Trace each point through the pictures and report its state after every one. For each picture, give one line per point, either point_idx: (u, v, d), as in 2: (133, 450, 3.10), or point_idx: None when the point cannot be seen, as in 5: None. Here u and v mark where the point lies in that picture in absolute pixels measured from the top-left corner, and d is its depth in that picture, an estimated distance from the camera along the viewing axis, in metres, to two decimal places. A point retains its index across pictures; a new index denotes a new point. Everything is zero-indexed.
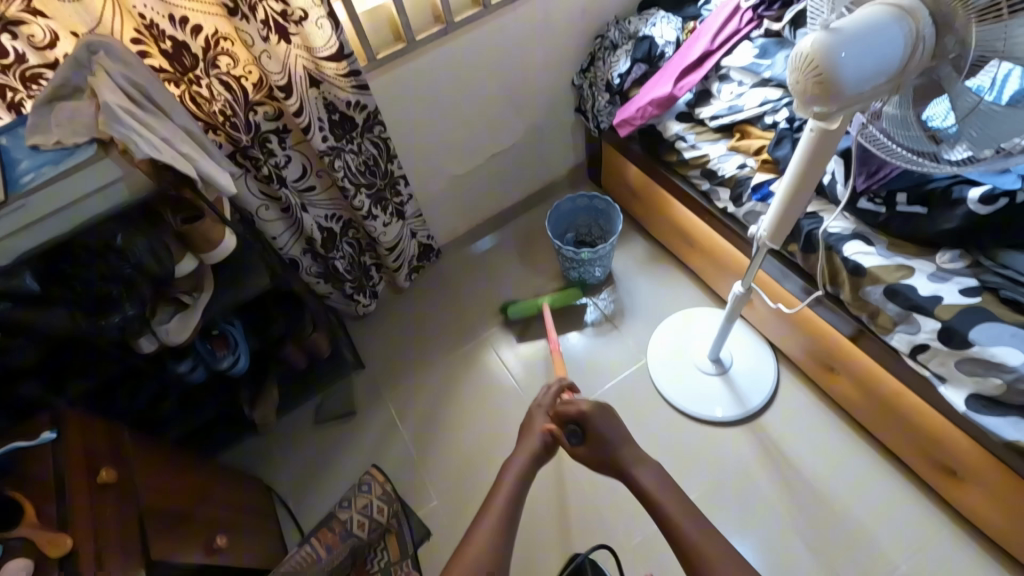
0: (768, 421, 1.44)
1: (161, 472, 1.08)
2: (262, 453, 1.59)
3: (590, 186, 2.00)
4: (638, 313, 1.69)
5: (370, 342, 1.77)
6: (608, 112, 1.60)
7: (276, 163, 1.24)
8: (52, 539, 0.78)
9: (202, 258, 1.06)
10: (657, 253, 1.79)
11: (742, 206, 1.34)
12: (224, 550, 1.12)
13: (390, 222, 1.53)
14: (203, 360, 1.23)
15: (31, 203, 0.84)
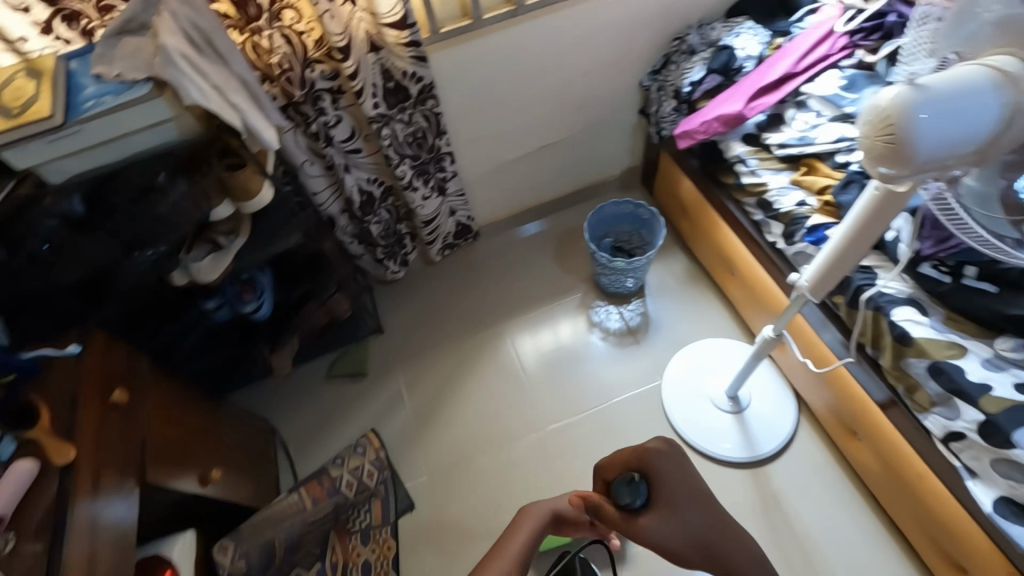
0: (774, 470, 1.38)
1: (168, 401, 1.14)
2: (274, 397, 1.66)
3: (641, 192, 1.94)
4: (663, 332, 1.63)
5: (393, 309, 1.80)
6: (671, 120, 1.53)
7: (326, 122, 1.24)
8: (57, 447, 0.83)
9: (240, 206, 1.09)
10: (695, 274, 1.72)
11: (793, 244, 1.27)
12: (217, 484, 1.18)
13: (430, 196, 1.53)
14: (229, 302, 1.30)
15: (86, 130, 0.88)
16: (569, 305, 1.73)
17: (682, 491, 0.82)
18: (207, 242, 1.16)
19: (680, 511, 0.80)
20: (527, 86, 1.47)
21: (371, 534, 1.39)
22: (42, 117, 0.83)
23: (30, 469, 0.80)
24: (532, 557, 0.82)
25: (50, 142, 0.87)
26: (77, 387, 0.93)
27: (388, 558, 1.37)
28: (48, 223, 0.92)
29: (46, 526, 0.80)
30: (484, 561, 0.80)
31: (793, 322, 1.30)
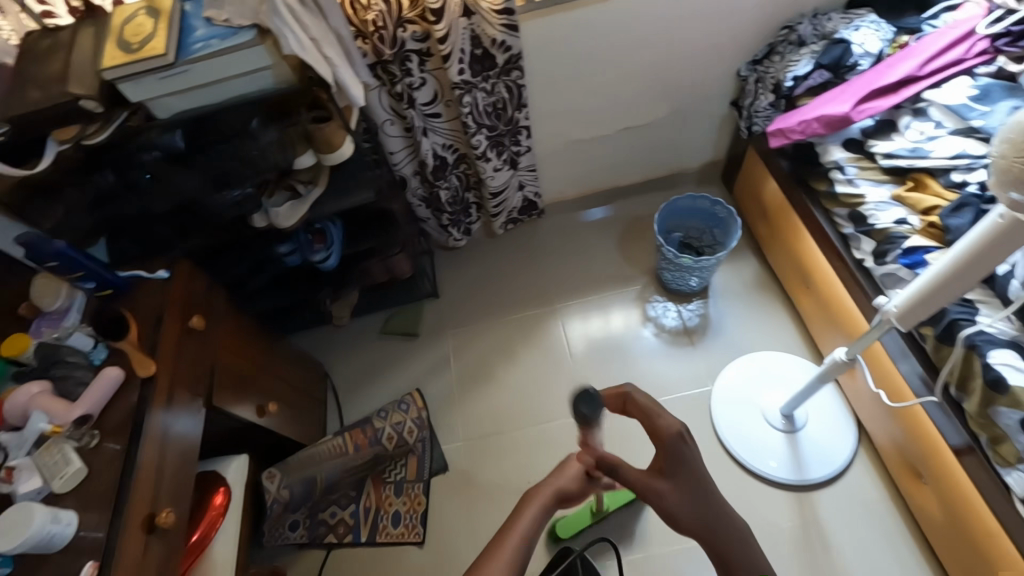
0: (820, 498, 1.31)
1: (239, 333, 1.22)
2: (329, 344, 1.74)
3: (719, 189, 1.84)
4: (722, 337, 1.56)
5: (451, 276, 1.83)
6: (765, 115, 1.44)
7: (410, 83, 1.25)
8: (142, 360, 0.91)
9: (321, 158, 1.12)
10: (765, 282, 1.63)
11: (883, 264, 1.16)
12: (272, 416, 1.27)
13: (501, 169, 1.52)
14: (301, 249, 1.36)
15: (194, 70, 0.92)
16: (626, 296, 1.69)
17: (697, 471, 0.80)
18: (287, 189, 1.23)
19: (693, 496, 0.79)
20: (615, 65, 1.41)
21: (404, 487, 1.45)
22: (156, 54, 0.89)
23: (116, 375, 0.90)
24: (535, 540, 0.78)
25: (160, 79, 0.92)
26: (163, 309, 1.01)
27: (417, 513, 1.42)
28: (151, 154, 0.99)
29: (125, 425, 0.88)
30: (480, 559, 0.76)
31: (873, 349, 1.22)
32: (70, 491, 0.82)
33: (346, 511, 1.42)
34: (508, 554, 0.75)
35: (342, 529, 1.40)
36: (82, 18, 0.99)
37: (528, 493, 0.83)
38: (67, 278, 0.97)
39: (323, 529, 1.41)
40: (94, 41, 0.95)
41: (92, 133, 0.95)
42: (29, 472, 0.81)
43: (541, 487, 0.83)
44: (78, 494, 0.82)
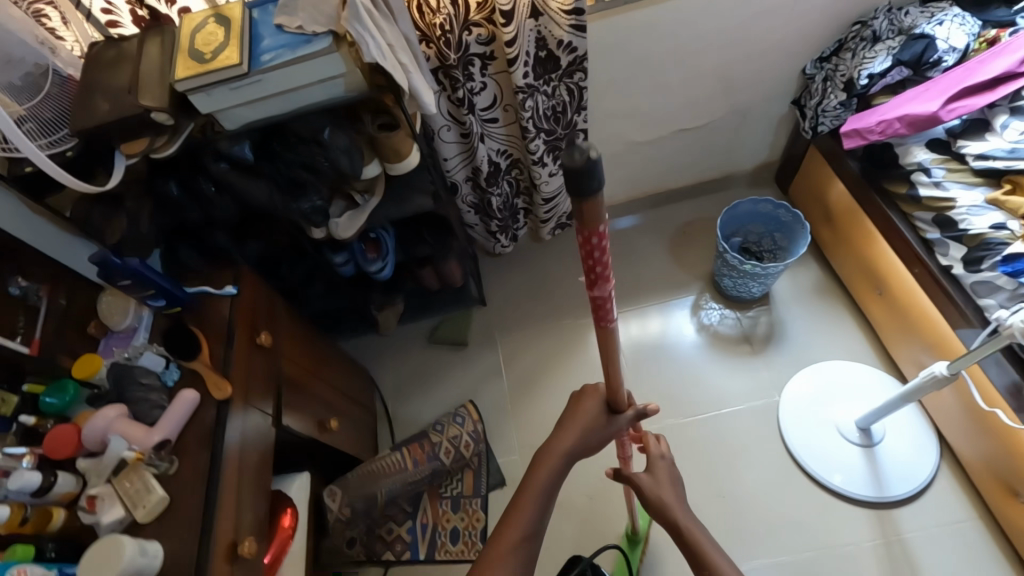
0: (902, 517, 1.25)
1: (302, 346, 1.20)
2: (375, 354, 1.70)
3: (774, 190, 1.78)
4: (787, 346, 1.51)
5: (497, 282, 1.78)
6: (834, 114, 1.36)
7: (472, 88, 1.21)
8: (216, 381, 0.88)
9: (387, 167, 1.08)
10: (828, 287, 1.57)
11: (975, 272, 1.12)
12: (334, 432, 1.23)
13: (556, 173, 1.47)
14: (355, 259, 1.32)
15: (265, 80, 0.89)
16: (682, 301, 1.64)
17: (670, 471, 0.97)
18: (343, 198, 1.19)
19: (670, 488, 0.95)
20: (678, 65, 1.36)
21: (461, 503, 1.42)
22: (231, 64, 0.85)
23: (192, 397, 0.86)
24: (545, 508, 0.88)
25: (232, 89, 0.89)
26: (233, 327, 0.97)
27: (476, 530, 1.38)
28: (220, 166, 0.96)
29: (204, 449, 0.84)
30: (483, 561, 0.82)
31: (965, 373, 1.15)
32: (152, 520, 0.79)
33: (403, 527, 1.39)
34: (519, 533, 0.84)
35: (400, 546, 1.37)
36: (148, 28, 0.95)
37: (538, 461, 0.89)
38: (134, 296, 0.92)
39: (381, 545, 1.37)
40: (163, 51, 0.92)
41: (161, 145, 0.92)
42: (112, 499, 0.78)
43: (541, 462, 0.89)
44: (161, 524, 0.79)
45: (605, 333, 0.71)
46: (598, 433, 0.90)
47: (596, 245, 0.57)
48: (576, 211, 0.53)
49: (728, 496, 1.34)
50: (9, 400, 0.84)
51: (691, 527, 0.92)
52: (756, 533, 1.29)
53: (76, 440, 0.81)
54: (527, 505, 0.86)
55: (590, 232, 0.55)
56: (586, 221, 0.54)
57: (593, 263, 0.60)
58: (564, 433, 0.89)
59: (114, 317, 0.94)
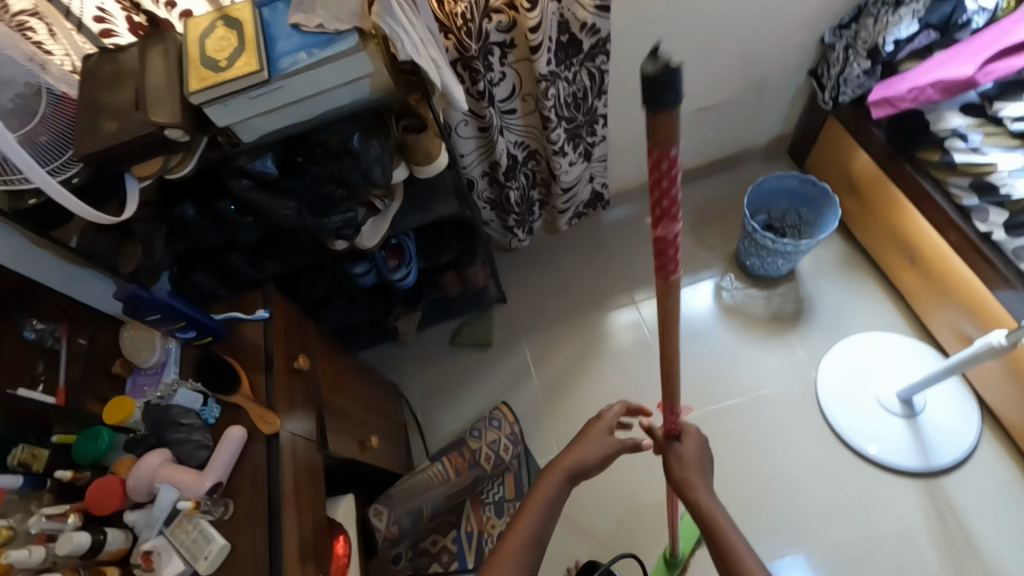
0: (950, 484, 1.26)
1: (337, 362, 1.18)
2: (397, 363, 1.65)
3: (789, 164, 1.75)
4: (819, 322, 1.49)
5: (516, 277, 1.74)
6: (856, 83, 1.34)
7: (491, 79, 1.14)
8: (263, 415, 0.82)
9: (412, 168, 1.03)
10: (853, 260, 1.56)
11: (1019, 237, 1.11)
12: (374, 450, 1.19)
13: (576, 162, 1.42)
14: (377, 267, 1.28)
15: (287, 87, 0.82)
16: (705, 280, 1.61)
17: (698, 456, 0.93)
18: None
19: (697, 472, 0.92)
20: (698, 42, 1.32)
21: (505, 507, 1.39)
22: (253, 71, 0.78)
23: (241, 433, 0.81)
24: (551, 519, 0.88)
25: (251, 99, 0.81)
26: (270, 354, 0.92)
27: None
28: (241, 183, 0.89)
29: (259, 488, 0.79)
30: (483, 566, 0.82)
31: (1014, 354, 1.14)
32: (215, 569, 0.74)
33: (448, 538, 1.36)
34: (521, 541, 0.83)
35: (446, 558, 1.34)
36: (148, 37, 0.87)
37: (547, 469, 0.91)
38: (162, 330, 0.86)
39: (426, 558, 1.33)
40: (169, 61, 0.83)
41: (176, 164, 0.85)
42: (169, 552, 0.73)
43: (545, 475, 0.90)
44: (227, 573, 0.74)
45: (667, 289, 0.59)
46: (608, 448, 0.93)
47: (664, 177, 0.47)
48: (646, 127, 0.44)
49: (774, 478, 1.33)
50: (41, 454, 0.77)
51: (713, 508, 0.89)
52: (805, 511, 1.29)
53: (122, 492, 0.75)
54: (532, 514, 0.86)
55: (661, 155, 0.44)
56: (659, 138, 0.44)
57: (654, 203, 0.50)
58: (578, 449, 0.92)
59: (142, 354, 0.88)
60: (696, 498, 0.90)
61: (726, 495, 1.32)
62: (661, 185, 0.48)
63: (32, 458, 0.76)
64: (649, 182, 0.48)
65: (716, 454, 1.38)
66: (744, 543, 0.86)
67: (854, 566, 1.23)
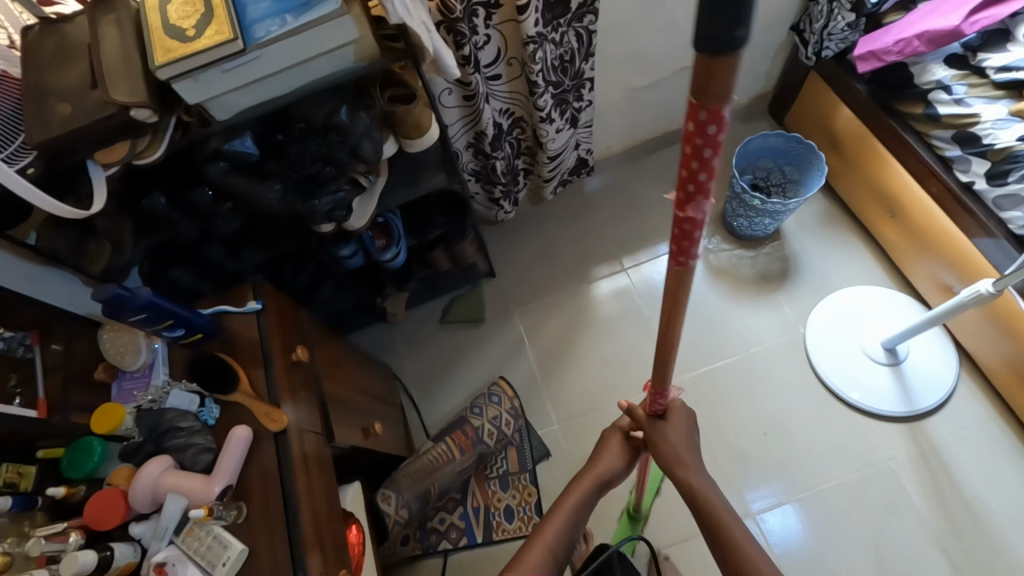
0: (931, 425, 1.33)
1: (333, 348, 1.15)
2: (388, 344, 1.62)
3: (769, 122, 1.76)
4: (804, 278, 1.53)
5: (503, 250, 1.71)
6: (840, 38, 1.34)
7: (476, 42, 1.08)
8: (269, 413, 0.79)
9: (402, 143, 0.97)
10: (835, 214, 1.59)
11: (999, 187, 1.14)
12: (378, 435, 1.17)
13: (563, 129, 1.38)
14: (364, 247, 1.22)
15: (264, 57, 0.74)
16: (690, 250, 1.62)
17: (683, 428, 0.96)
18: None
19: (686, 444, 0.95)
20: None
21: (510, 480, 1.40)
22: (224, 40, 0.70)
23: (247, 432, 0.77)
24: (575, 524, 0.97)
25: (224, 71, 0.74)
26: (267, 347, 0.87)
27: (530, 504, 1.37)
28: (218, 167, 0.82)
29: (269, 487, 0.76)
30: (510, 564, 0.92)
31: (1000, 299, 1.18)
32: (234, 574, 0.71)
33: (455, 515, 1.37)
34: (543, 550, 0.93)
35: (455, 534, 1.35)
36: (94, 3, 0.77)
37: (572, 481, 1.02)
38: (146, 330, 0.80)
39: (435, 537, 1.35)
40: (125, 30, 0.74)
41: (146, 148, 0.78)
42: (184, 561, 0.69)
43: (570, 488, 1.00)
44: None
45: (680, 274, 0.57)
46: (624, 457, 1.05)
47: (706, 143, 0.42)
48: (697, 77, 0.38)
49: (769, 431, 1.38)
50: (28, 472, 0.72)
51: (709, 495, 0.93)
52: (798, 461, 1.34)
53: (124, 504, 0.71)
54: (555, 524, 0.96)
55: (714, 117, 0.39)
56: (713, 89, 0.37)
57: (688, 176, 0.45)
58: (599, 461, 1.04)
59: (126, 357, 0.82)
60: (689, 483, 0.94)
61: (715, 460, 1.36)
62: (703, 154, 0.43)
63: (17, 477, 0.71)
64: (687, 148, 0.43)
65: (711, 415, 1.41)
66: (745, 531, 0.91)
67: (844, 508, 1.29)
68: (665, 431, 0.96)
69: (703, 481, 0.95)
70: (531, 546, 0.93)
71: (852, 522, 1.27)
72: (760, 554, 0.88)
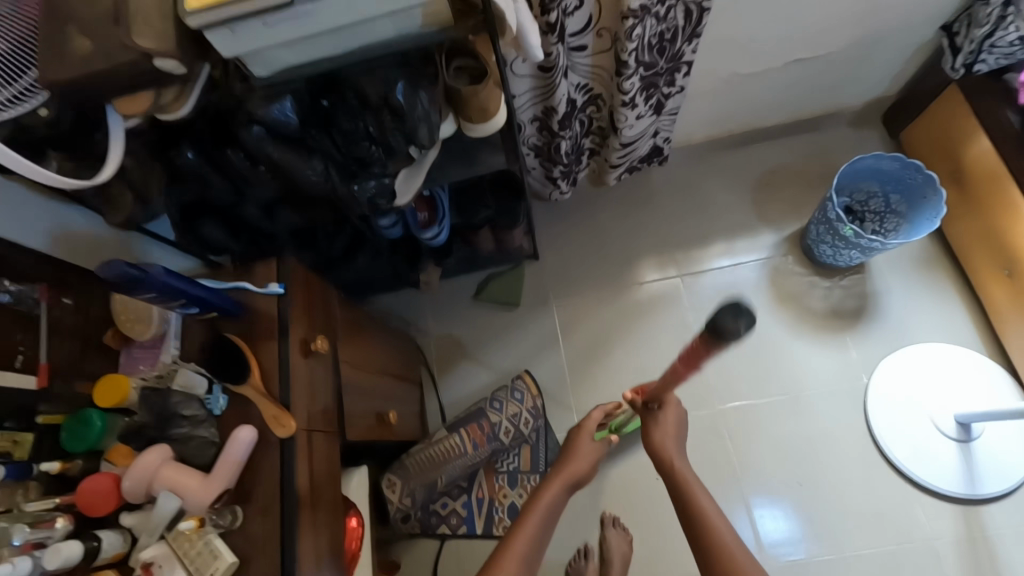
0: (991, 513, 1.20)
1: (357, 327, 1.08)
2: (415, 312, 1.54)
3: (880, 134, 1.52)
4: (881, 323, 1.36)
5: (551, 231, 1.58)
6: (1006, 50, 1.14)
7: (566, 8, 0.92)
8: (276, 417, 0.72)
9: (462, 124, 0.84)
10: (932, 255, 1.39)
11: None
12: (392, 424, 1.11)
13: (644, 117, 1.21)
14: (405, 220, 1.12)
15: (315, 12, 0.61)
16: (749, 274, 1.46)
17: (676, 413, 1.08)
18: None
19: (674, 434, 1.07)
20: None
21: (519, 479, 1.35)
22: None
23: (251, 437, 0.70)
24: (558, 508, 0.98)
25: (266, 25, 0.61)
26: (285, 339, 0.79)
27: None
28: (253, 132, 0.71)
29: (272, 499, 0.71)
30: None
31: None
32: None
33: (458, 502, 1.34)
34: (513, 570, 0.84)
35: (455, 521, 1.32)
36: None
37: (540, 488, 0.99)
38: (162, 305, 0.73)
39: (436, 519, 1.33)
40: None
41: (172, 101, 0.68)
42: (172, 564, 0.66)
43: (551, 483, 1.00)
44: None
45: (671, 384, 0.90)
46: (593, 456, 1.06)
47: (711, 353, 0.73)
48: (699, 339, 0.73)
49: (805, 483, 1.28)
50: (23, 441, 0.68)
51: (685, 472, 1.03)
52: (828, 520, 1.24)
53: (116, 497, 0.67)
54: (525, 538, 0.88)
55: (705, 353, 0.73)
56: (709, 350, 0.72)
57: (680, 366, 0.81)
58: (574, 462, 1.04)
59: (136, 327, 0.76)
60: (671, 461, 1.04)
61: (735, 503, 1.28)
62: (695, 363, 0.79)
63: (13, 445, 0.67)
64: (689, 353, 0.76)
65: (737, 454, 1.31)
66: (707, 499, 1.00)
67: None
68: (658, 417, 1.07)
69: (683, 460, 1.05)
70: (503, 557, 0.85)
71: None
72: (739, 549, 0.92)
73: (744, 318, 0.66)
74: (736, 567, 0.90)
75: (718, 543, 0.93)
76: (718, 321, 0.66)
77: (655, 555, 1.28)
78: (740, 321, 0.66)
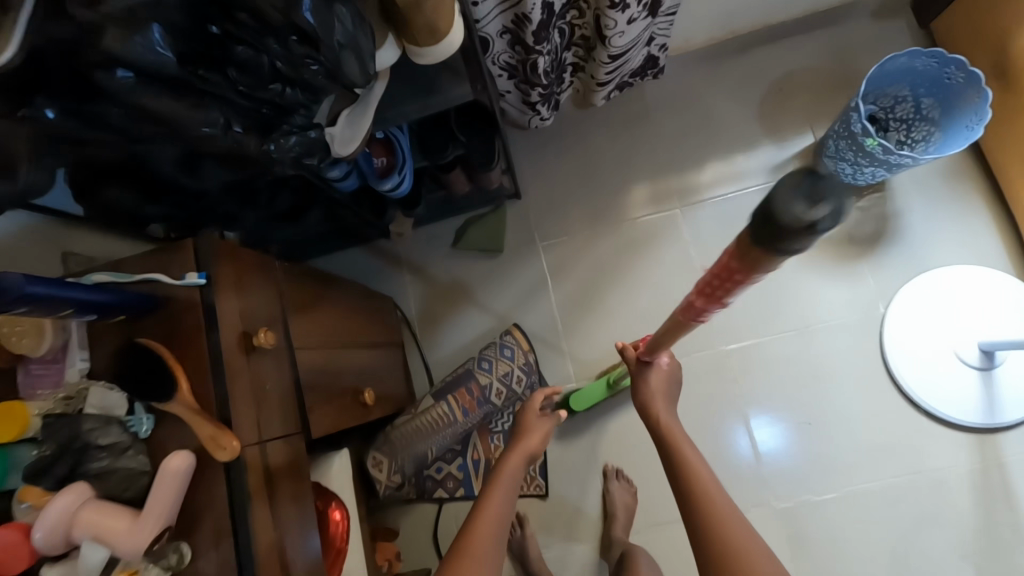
0: (1006, 441, 1.15)
1: (317, 300, 0.94)
2: (389, 267, 1.39)
3: (908, 24, 1.31)
4: (901, 247, 1.24)
5: (533, 164, 1.39)
6: None
7: None
8: (213, 437, 0.60)
9: (407, 48, 0.66)
10: (959, 168, 1.25)
11: None
12: (371, 405, 1.01)
13: (637, 20, 0.99)
14: (359, 168, 0.93)
15: None
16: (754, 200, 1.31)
17: (669, 372, 0.94)
18: None
19: (663, 390, 0.93)
20: None
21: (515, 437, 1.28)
22: None
23: (186, 464, 0.60)
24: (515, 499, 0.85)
25: None
26: (216, 341, 0.65)
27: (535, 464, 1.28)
28: (119, 78, 0.49)
29: (223, 534, 0.61)
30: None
31: None
32: None
33: (453, 465, 1.27)
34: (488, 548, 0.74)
35: (452, 484, 1.27)
36: None
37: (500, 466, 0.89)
38: (51, 316, 0.59)
39: (431, 484, 1.27)
40: None
41: None
42: None
43: (508, 461, 0.90)
44: None
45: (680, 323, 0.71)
46: (545, 428, 0.98)
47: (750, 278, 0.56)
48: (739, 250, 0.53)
49: (814, 422, 1.21)
50: None
51: (671, 427, 0.88)
52: (838, 458, 1.20)
53: (29, 552, 0.56)
54: (494, 510, 0.80)
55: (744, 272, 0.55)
56: (751, 262, 0.52)
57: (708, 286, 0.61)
58: (525, 440, 0.95)
59: (25, 341, 0.60)
60: (657, 417, 0.90)
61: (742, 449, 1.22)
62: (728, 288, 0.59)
63: None
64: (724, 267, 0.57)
65: (737, 397, 1.25)
66: (695, 451, 0.84)
67: (876, 514, 1.17)
68: (648, 374, 0.93)
69: (672, 415, 0.91)
70: (478, 530, 0.76)
71: (883, 534, 1.16)
72: (723, 502, 0.77)
73: (825, 201, 0.43)
74: (720, 522, 0.75)
75: (704, 496, 0.78)
76: (780, 210, 0.44)
77: (659, 504, 1.25)
78: (814, 213, 0.43)
